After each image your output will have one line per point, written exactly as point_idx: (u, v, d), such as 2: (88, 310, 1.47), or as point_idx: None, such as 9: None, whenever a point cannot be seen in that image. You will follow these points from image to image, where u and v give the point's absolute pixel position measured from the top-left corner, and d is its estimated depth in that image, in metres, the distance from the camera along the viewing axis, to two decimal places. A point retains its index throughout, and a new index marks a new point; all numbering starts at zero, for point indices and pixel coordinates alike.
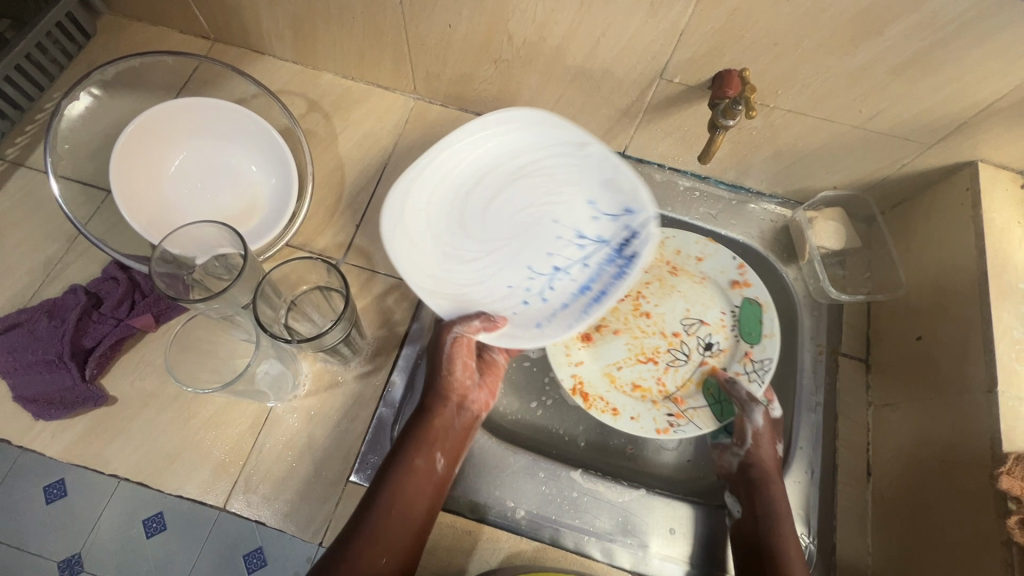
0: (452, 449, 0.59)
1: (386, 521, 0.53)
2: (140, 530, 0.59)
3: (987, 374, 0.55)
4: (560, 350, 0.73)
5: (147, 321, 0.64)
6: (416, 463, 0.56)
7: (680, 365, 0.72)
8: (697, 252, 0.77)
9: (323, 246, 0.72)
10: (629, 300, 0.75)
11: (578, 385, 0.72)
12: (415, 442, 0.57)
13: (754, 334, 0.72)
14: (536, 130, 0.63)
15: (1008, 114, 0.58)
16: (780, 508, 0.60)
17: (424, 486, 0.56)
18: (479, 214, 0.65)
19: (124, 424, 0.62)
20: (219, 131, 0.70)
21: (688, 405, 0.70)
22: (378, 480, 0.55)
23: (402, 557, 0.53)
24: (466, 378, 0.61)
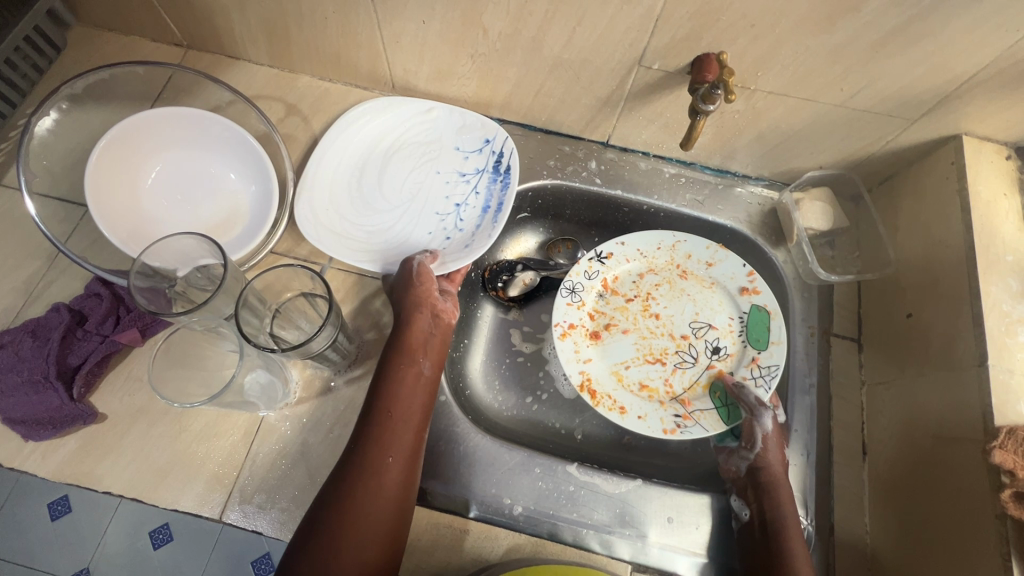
0: (436, 355, 0.63)
1: (385, 426, 0.56)
2: (148, 540, 0.63)
3: (977, 348, 0.55)
4: (570, 347, 0.70)
5: (133, 336, 0.63)
6: (403, 368, 0.59)
7: (688, 367, 0.70)
8: (706, 258, 0.74)
9: (307, 251, 0.71)
10: (639, 300, 0.74)
11: (586, 382, 0.69)
12: (398, 352, 0.60)
13: (761, 341, 0.68)
14: (387, 113, 0.78)
15: (988, 86, 0.58)
16: (788, 508, 0.59)
17: (415, 388, 0.59)
18: (375, 190, 0.75)
19: (116, 440, 0.62)
20: (196, 141, 0.69)
21: (694, 407, 0.67)
22: (371, 397, 0.58)
23: (408, 455, 0.56)
24: (433, 288, 0.65)
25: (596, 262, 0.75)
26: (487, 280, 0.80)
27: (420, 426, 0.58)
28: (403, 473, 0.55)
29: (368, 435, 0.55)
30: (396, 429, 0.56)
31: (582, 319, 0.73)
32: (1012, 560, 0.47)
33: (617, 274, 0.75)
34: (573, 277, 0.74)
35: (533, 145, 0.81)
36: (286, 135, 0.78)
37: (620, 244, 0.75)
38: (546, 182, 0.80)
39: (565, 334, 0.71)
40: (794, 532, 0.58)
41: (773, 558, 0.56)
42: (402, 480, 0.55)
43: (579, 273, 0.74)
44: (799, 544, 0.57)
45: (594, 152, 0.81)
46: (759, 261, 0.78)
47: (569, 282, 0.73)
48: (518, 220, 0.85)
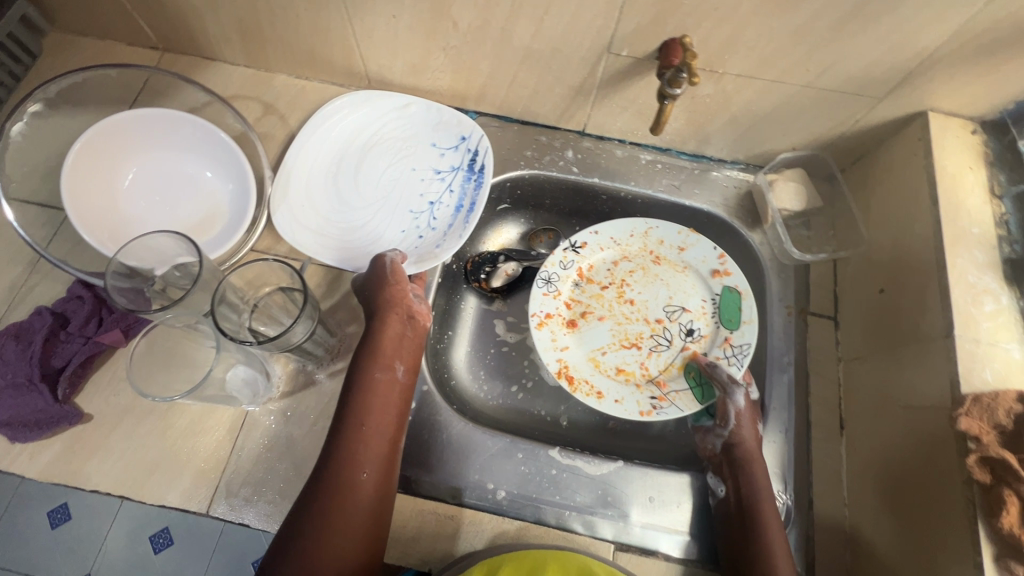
0: (408, 362, 0.64)
1: (359, 439, 0.56)
2: (148, 546, 0.67)
3: (943, 319, 0.56)
4: (547, 337, 0.71)
5: (116, 337, 0.64)
6: (375, 377, 0.60)
7: (663, 350, 0.72)
8: (679, 243, 0.75)
9: (288, 248, 0.72)
10: (614, 287, 0.75)
11: (563, 369, 0.70)
12: (370, 362, 0.61)
13: (734, 321, 0.69)
14: (363, 110, 0.79)
15: (950, 61, 0.58)
16: (762, 484, 0.61)
17: (388, 397, 0.60)
18: (351, 187, 0.76)
19: (102, 439, 0.62)
20: (172, 143, 0.70)
21: (670, 389, 0.68)
22: (344, 408, 0.58)
23: (383, 464, 0.57)
24: (404, 294, 0.65)
25: (571, 252, 0.76)
26: (470, 271, 0.81)
27: (394, 434, 0.59)
28: (379, 484, 0.56)
29: (342, 448, 0.56)
30: (369, 442, 0.57)
31: (558, 309, 0.74)
32: (979, 524, 0.48)
33: (592, 263, 0.76)
34: (549, 268, 0.74)
35: (510, 137, 0.82)
36: (263, 134, 0.79)
37: (593, 234, 0.76)
38: (523, 172, 0.81)
39: (542, 324, 0.72)
40: (766, 506, 0.59)
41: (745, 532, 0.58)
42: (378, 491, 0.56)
43: (554, 263, 0.75)
44: (772, 517, 0.59)
45: (571, 142, 0.82)
46: (735, 244, 0.79)
47: (544, 273, 0.74)
48: (498, 212, 0.85)
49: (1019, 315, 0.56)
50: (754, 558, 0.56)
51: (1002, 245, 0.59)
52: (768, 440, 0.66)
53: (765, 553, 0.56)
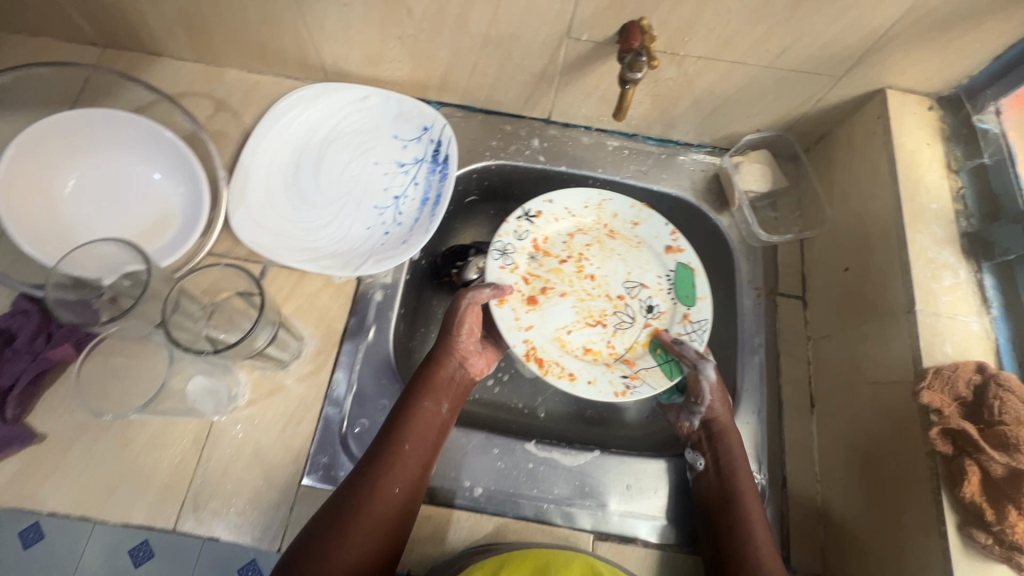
0: (455, 398, 0.64)
1: (397, 455, 0.57)
2: (128, 560, 0.58)
3: (905, 296, 0.57)
4: (509, 315, 0.70)
5: (67, 351, 0.61)
6: (423, 409, 0.61)
7: (627, 328, 0.72)
8: (632, 217, 0.76)
9: (247, 251, 0.69)
10: (573, 262, 0.76)
11: (531, 351, 0.69)
12: (422, 389, 0.62)
13: (689, 297, 0.72)
14: (320, 103, 0.76)
15: (905, 39, 0.59)
16: (736, 457, 0.62)
17: (431, 427, 0.60)
18: (312, 184, 0.74)
19: (58, 459, 0.59)
20: (114, 145, 0.66)
21: (639, 366, 0.69)
22: (389, 424, 0.60)
23: (412, 486, 0.57)
24: (474, 343, 0.67)
25: (525, 221, 0.75)
26: (441, 266, 0.80)
27: (426, 466, 0.59)
28: (403, 507, 0.56)
29: (378, 459, 0.57)
30: (409, 453, 0.58)
31: (516, 283, 0.73)
32: (943, 493, 0.49)
33: (547, 235, 0.76)
34: (502, 237, 0.73)
35: (474, 127, 0.80)
36: (216, 132, 0.75)
37: (547, 202, 0.76)
38: (490, 163, 0.79)
39: (502, 303, 0.70)
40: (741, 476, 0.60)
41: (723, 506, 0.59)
42: (400, 514, 0.56)
43: (508, 233, 0.74)
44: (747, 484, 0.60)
45: (537, 130, 0.80)
46: (703, 227, 0.79)
47: (499, 243, 0.73)
48: (466, 204, 0.84)
49: (976, 288, 0.57)
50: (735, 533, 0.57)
51: (959, 220, 0.60)
52: (743, 422, 0.67)
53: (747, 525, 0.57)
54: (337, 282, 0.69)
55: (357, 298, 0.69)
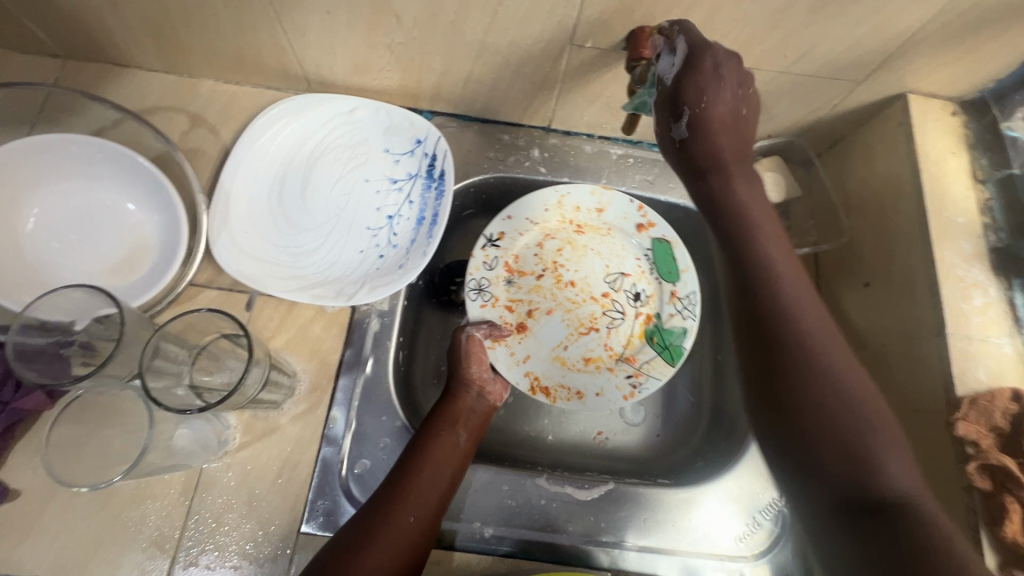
0: (475, 430, 0.61)
1: (413, 483, 0.54)
2: None
3: (935, 318, 0.54)
4: (504, 354, 0.68)
5: (39, 400, 0.55)
6: (440, 436, 0.58)
7: (619, 324, 0.71)
8: (595, 205, 0.73)
9: (232, 280, 0.65)
10: (550, 272, 0.72)
11: (535, 383, 0.68)
12: (439, 418, 0.59)
13: (673, 273, 0.71)
14: (304, 117, 0.70)
15: (931, 42, 0.55)
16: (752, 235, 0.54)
17: (449, 457, 0.57)
18: (300, 205, 0.69)
19: (34, 517, 0.55)
20: (78, 173, 0.61)
21: (641, 361, 0.69)
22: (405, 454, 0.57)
23: (430, 517, 0.53)
24: (487, 369, 0.65)
25: (491, 248, 0.72)
26: (438, 284, 0.76)
27: (445, 496, 0.55)
28: (422, 533, 0.52)
29: (392, 488, 0.54)
30: (426, 481, 0.54)
31: (501, 317, 0.70)
32: (981, 533, 0.47)
33: (517, 252, 0.72)
34: (473, 274, 0.70)
35: (470, 138, 0.75)
36: (192, 150, 0.70)
37: (507, 220, 0.72)
38: (488, 176, 0.75)
39: (496, 343, 0.68)
40: (756, 219, 0.55)
41: (751, 278, 0.52)
42: (419, 541, 0.52)
43: (478, 267, 0.71)
44: (771, 238, 0.54)
45: (536, 139, 0.76)
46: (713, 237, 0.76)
47: (472, 280, 0.70)
48: (464, 218, 0.79)
49: (1007, 307, 0.54)
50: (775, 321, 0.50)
51: (987, 234, 0.57)
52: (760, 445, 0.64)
53: (777, 301, 0.51)
54: (331, 311, 0.65)
55: (352, 328, 0.65)
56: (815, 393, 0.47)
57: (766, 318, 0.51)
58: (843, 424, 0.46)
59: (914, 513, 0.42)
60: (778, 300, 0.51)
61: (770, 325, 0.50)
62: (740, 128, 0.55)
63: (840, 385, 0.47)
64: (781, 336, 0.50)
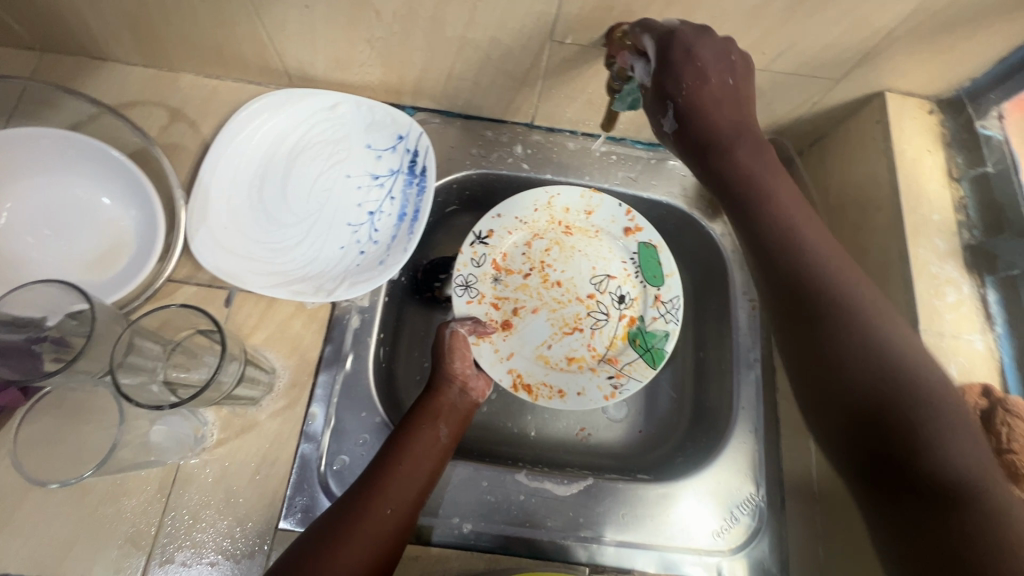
0: (456, 425, 0.60)
1: (390, 478, 0.53)
2: None
3: (910, 314, 0.54)
4: (488, 351, 0.68)
5: (13, 396, 0.55)
6: (420, 431, 0.57)
7: (603, 325, 0.72)
8: (584, 207, 0.74)
9: (211, 276, 0.64)
10: (537, 272, 0.73)
11: (517, 380, 0.68)
12: (420, 413, 0.59)
13: (657, 278, 0.72)
14: (285, 112, 0.70)
15: (907, 41, 0.55)
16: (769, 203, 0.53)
17: (429, 453, 0.56)
18: (280, 201, 0.68)
19: (8, 514, 0.54)
20: (52, 167, 0.60)
21: (623, 362, 0.69)
22: (384, 448, 0.56)
23: (406, 512, 0.53)
24: (470, 365, 0.65)
25: (480, 245, 0.72)
26: (422, 282, 0.76)
27: (423, 491, 0.55)
28: (397, 528, 0.52)
29: (369, 482, 0.53)
30: (404, 476, 0.54)
31: (487, 314, 0.71)
32: None
33: (505, 250, 0.73)
34: (460, 270, 0.71)
35: (453, 134, 0.75)
36: (171, 145, 0.69)
37: (496, 219, 0.73)
38: (470, 172, 0.74)
39: (480, 339, 0.68)
40: (779, 192, 0.54)
41: (778, 251, 0.51)
42: (394, 536, 0.51)
43: (466, 264, 0.71)
44: (796, 210, 0.53)
45: (519, 136, 0.76)
46: (696, 235, 0.76)
47: (459, 277, 0.71)
48: (447, 214, 0.79)
49: (980, 303, 0.55)
50: (809, 294, 0.49)
51: (962, 232, 0.58)
52: (738, 441, 0.65)
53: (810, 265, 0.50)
54: (311, 307, 0.65)
55: (332, 324, 0.65)
56: (859, 364, 0.46)
57: (801, 291, 0.50)
58: (886, 398, 0.44)
59: (972, 491, 0.40)
60: (812, 272, 0.50)
61: (808, 296, 0.49)
62: (739, 102, 0.54)
63: (885, 353, 0.45)
64: (818, 308, 0.49)
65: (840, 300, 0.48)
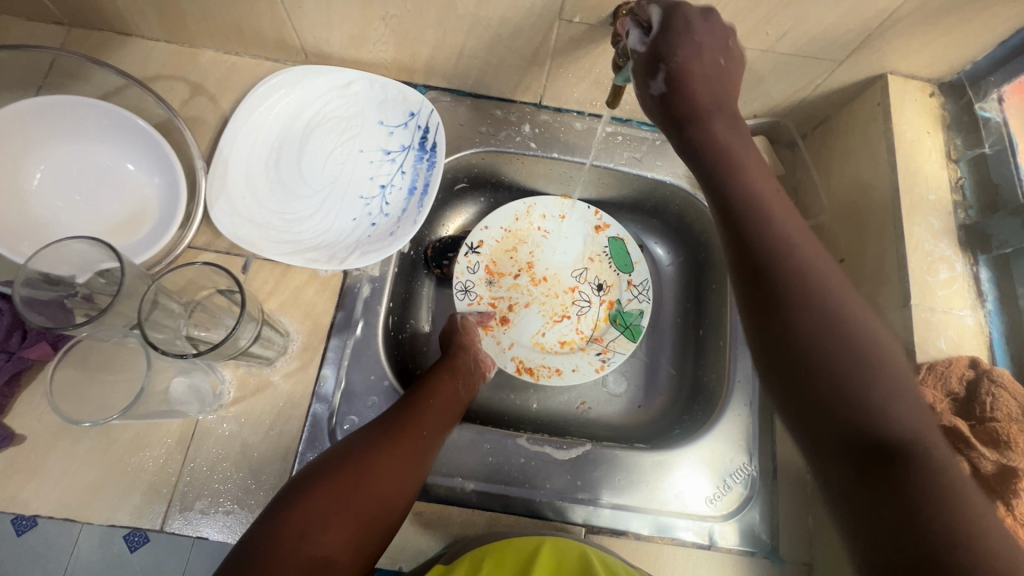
0: (470, 386, 0.65)
1: (415, 420, 0.57)
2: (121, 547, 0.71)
3: (902, 289, 0.56)
4: (491, 342, 0.73)
5: (43, 350, 0.58)
6: (441, 384, 0.62)
7: (587, 311, 0.76)
8: (559, 211, 0.80)
9: (229, 243, 0.67)
10: (525, 272, 0.78)
11: (520, 365, 0.72)
12: (440, 368, 0.64)
13: (628, 265, 0.78)
14: (299, 89, 0.72)
15: (908, 23, 0.57)
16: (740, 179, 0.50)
17: (447, 403, 0.61)
18: (296, 174, 0.71)
19: (39, 460, 0.58)
20: (81, 133, 0.63)
21: (608, 340, 0.74)
22: (405, 396, 0.61)
23: (426, 452, 0.57)
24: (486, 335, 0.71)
25: (473, 254, 0.77)
26: (431, 257, 0.78)
27: (440, 436, 0.59)
28: (417, 464, 0.56)
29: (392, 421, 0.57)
30: (424, 419, 0.58)
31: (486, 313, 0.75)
32: None
33: (494, 257, 0.78)
34: (459, 277, 0.76)
35: (463, 112, 0.77)
36: (192, 118, 0.72)
37: (484, 230, 0.78)
38: (479, 151, 0.77)
39: (485, 331, 0.74)
40: (750, 167, 0.50)
41: (741, 227, 0.48)
42: (414, 468, 0.55)
43: (462, 271, 0.76)
44: (763, 183, 0.50)
45: (527, 115, 0.78)
46: (698, 216, 0.77)
47: (458, 283, 0.75)
48: (456, 192, 0.82)
49: (972, 281, 0.56)
50: (767, 266, 0.46)
51: (957, 211, 0.59)
52: (732, 413, 0.66)
53: (775, 241, 0.46)
54: (324, 276, 0.68)
55: (344, 292, 0.67)
56: (813, 342, 0.43)
57: (761, 262, 0.46)
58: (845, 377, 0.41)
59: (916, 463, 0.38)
60: (774, 247, 0.46)
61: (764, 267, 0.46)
62: (721, 78, 0.52)
63: (844, 332, 0.43)
64: (774, 280, 0.45)
65: (800, 270, 0.45)
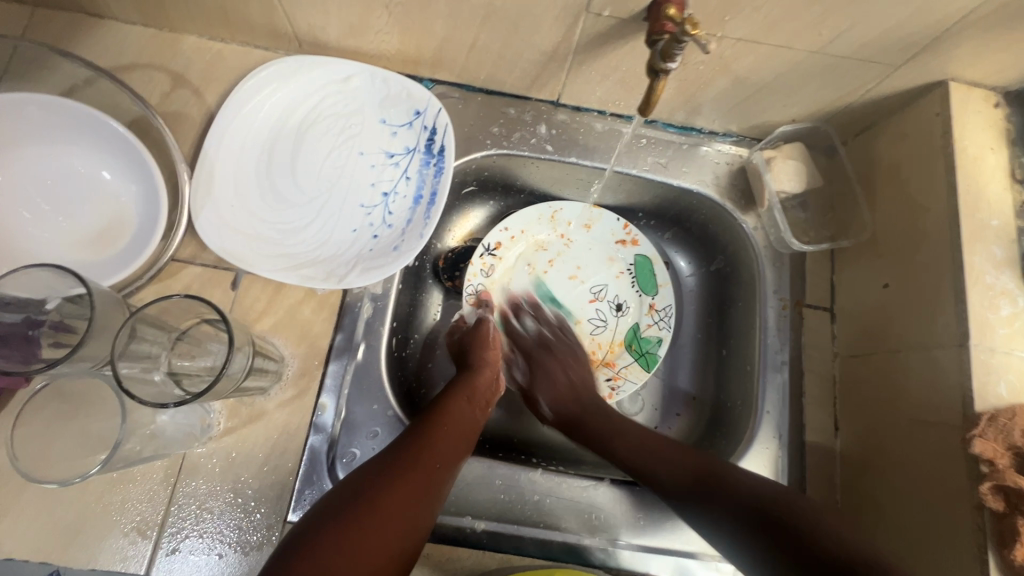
0: (484, 407, 0.62)
1: (431, 445, 0.54)
2: None
3: (958, 327, 0.51)
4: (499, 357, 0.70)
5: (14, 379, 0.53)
6: (455, 406, 0.59)
7: (601, 330, 0.73)
8: (585, 220, 0.75)
9: (216, 256, 0.61)
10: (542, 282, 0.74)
11: (524, 383, 0.70)
12: (454, 388, 0.61)
13: (651, 287, 0.73)
14: (293, 82, 0.65)
15: (983, 26, 0.50)
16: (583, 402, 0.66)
17: (462, 426, 0.58)
18: (289, 178, 0.65)
19: (11, 498, 0.53)
20: (46, 139, 0.57)
21: (619, 366, 0.71)
22: (419, 419, 0.57)
23: (442, 481, 0.53)
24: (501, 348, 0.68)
25: (489, 257, 0.72)
26: (442, 269, 0.74)
27: (456, 463, 0.55)
28: (433, 496, 0.51)
29: (406, 446, 0.53)
30: (440, 443, 0.54)
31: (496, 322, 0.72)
32: (989, 553, 0.45)
33: (512, 261, 0.73)
34: (471, 280, 0.71)
35: (473, 110, 0.70)
36: (173, 113, 0.65)
37: (504, 231, 0.73)
38: (490, 153, 0.70)
39: None
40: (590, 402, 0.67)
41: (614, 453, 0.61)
42: (429, 500, 0.51)
43: (475, 273, 0.71)
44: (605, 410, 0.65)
45: (544, 114, 0.71)
46: (726, 228, 0.72)
47: (468, 287, 0.71)
48: (464, 196, 0.75)
49: None
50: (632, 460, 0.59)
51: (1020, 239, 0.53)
52: (761, 447, 0.61)
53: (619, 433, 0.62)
54: (321, 294, 0.62)
55: (342, 312, 0.62)
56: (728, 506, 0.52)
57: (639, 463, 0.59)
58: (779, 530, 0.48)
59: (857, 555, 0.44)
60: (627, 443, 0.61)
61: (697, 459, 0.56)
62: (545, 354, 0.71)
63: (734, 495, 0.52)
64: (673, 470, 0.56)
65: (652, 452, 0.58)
